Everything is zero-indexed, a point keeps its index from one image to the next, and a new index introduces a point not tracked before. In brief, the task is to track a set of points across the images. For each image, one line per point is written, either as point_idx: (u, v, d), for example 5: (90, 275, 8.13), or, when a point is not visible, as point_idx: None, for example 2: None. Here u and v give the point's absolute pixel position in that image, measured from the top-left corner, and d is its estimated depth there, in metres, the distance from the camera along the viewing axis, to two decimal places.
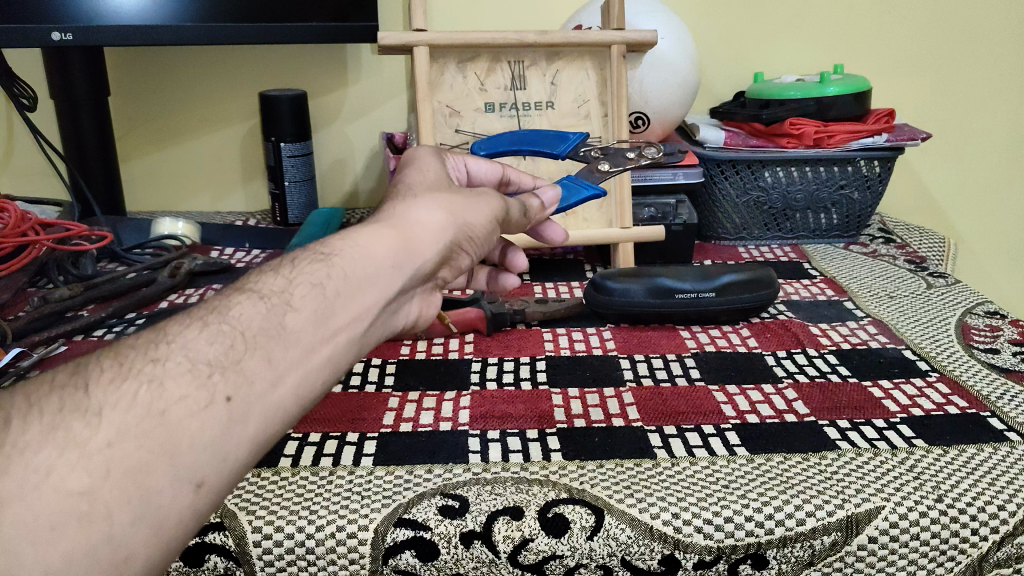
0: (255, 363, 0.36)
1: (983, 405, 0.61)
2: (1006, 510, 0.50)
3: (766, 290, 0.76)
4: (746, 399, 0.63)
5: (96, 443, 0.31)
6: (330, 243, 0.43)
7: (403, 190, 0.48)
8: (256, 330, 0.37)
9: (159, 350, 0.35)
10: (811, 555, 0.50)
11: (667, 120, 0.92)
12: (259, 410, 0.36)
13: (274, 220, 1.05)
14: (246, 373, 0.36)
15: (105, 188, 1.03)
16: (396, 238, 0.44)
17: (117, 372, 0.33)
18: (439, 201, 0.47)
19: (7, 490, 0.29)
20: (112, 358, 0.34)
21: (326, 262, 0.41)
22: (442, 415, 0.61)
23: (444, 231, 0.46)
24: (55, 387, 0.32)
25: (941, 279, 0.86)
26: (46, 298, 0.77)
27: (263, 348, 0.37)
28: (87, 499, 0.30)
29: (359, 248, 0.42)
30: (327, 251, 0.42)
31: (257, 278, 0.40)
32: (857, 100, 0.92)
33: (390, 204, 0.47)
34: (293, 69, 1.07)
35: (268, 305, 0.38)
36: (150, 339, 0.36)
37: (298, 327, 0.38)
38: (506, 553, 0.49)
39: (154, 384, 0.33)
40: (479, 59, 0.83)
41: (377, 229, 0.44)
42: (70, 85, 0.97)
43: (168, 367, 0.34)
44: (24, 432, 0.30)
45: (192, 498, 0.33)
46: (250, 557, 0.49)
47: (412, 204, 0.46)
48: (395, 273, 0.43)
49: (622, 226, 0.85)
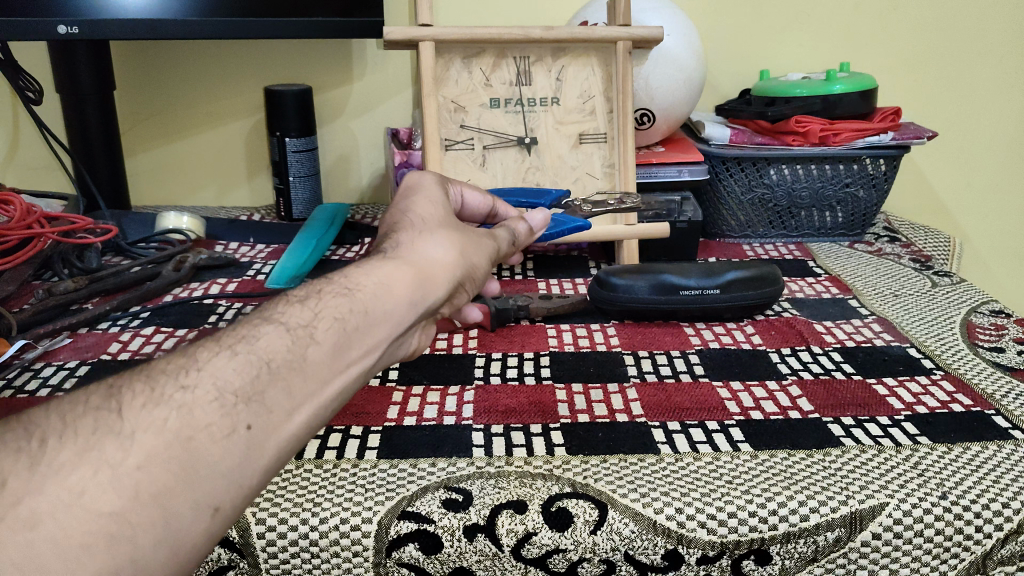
0: (278, 388, 0.36)
1: (988, 403, 0.61)
2: (1010, 508, 0.50)
3: (771, 287, 0.76)
4: (750, 396, 0.63)
5: (126, 465, 0.31)
6: (350, 275, 0.42)
7: (413, 223, 0.47)
8: (280, 361, 0.36)
9: (189, 377, 0.35)
10: (815, 551, 0.50)
11: (673, 116, 0.92)
12: (278, 436, 0.35)
13: (278, 214, 1.05)
14: (267, 402, 0.35)
15: (110, 182, 1.03)
16: (413, 275, 0.43)
17: (149, 396, 0.33)
18: (450, 239, 0.46)
19: (40, 509, 0.29)
20: (144, 380, 0.34)
21: (348, 296, 0.40)
22: (445, 409, 0.61)
23: (455, 270, 0.45)
24: (91, 410, 0.33)
25: (946, 278, 0.86)
26: (51, 290, 0.77)
27: (287, 374, 0.36)
28: (116, 520, 0.30)
29: (380, 283, 0.41)
30: (350, 285, 0.41)
31: (282, 308, 0.39)
32: (862, 98, 0.92)
33: (401, 236, 0.46)
34: (298, 64, 1.07)
35: (293, 332, 0.38)
36: (181, 364, 0.35)
37: (319, 360, 0.37)
38: (509, 547, 0.49)
39: (183, 411, 0.33)
40: (485, 54, 0.83)
41: (395, 266, 0.43)
42: (76, 78, 0.97)
43: (196, 395, 0.34)
44: (59, 452, 0.31)
45: (209, 523, 0.32)
46: (254, 549, 0.49)
47: (427, 236, 0.45)
48: (412, 310, 0.42)
49: (626, 224, 0.85)
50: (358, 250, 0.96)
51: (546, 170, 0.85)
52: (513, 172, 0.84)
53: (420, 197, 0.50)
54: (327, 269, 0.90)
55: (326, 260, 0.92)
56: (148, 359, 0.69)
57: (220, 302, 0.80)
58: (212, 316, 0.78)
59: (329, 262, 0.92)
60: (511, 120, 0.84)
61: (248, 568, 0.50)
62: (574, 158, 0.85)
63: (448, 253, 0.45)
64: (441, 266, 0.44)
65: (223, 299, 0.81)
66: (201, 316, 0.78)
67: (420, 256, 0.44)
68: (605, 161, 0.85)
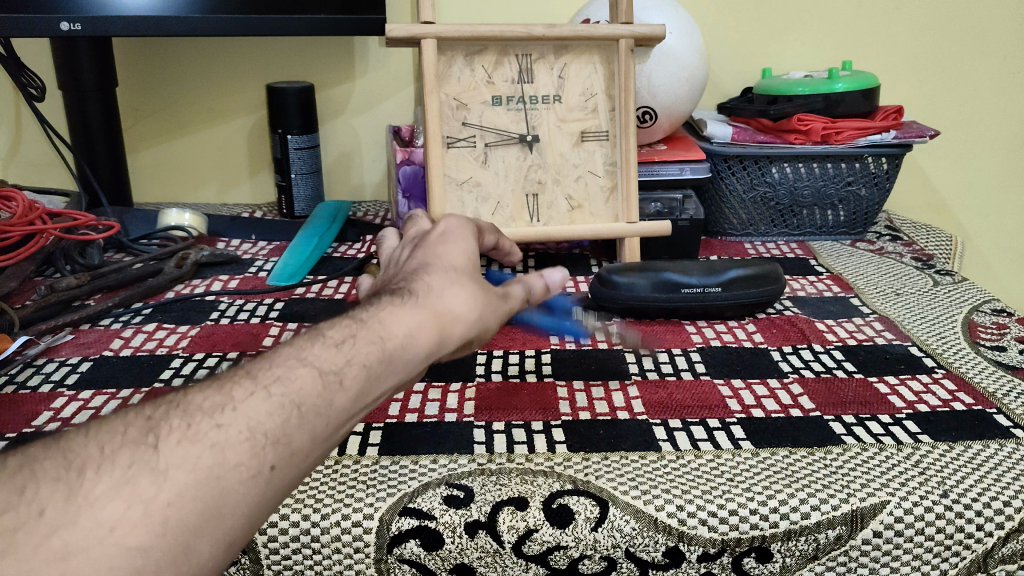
0: (303, 431, 0.36)
1: (989, 402, 0.61)
2: (1010, 507, 0.50)
3: (772, 285, 0.76)
4: (751, 394, 0.63)
5: (158, 501, 0.32)
6: (381, 317, 0.41)
7: (439, 269, 0.46)
8: (309, 404, 0.37)
9: (223, 415, 0.35)
10: (815, 549, 0.50)
11: (674, 115, 0.92)
12: (296, 474, 0.36)
13: (280, 211, 1.05)
14: (292, 444, 0.36)
15: (112, 179, 1.03)
16: (434, 330, 0.42)
17: (184, 433, 0.34)
18: (476, 292, 0.45)
19: (73, 542, 0.30)
20: (180, 415, 0.35)
21: (378, 344, 0.40)
22: (447, 406, 0.61)
23: (474, 325, 0.44)
24: (127, 443, 0.33)
25: (948, 276, 0.86)
26: (53, 287, 0.77)
27: (313, 418, 0.37)
28: (141, 555, 0.31)
29: (405, 334, 0.41)
30: (380, 331, 0.41)
31: (311, 342, 0.40)
32: (865, 97, 0.92)
33: (425, 280, 0.45)
34: (300, 61, 1.07)
35: (324, 377, 0.38)
36: (217, 401, 0.36)
37: (343, 405, 0.38)
38: (511, 543, 0.49)
39: (217, 449, 0.34)
40: (487, 51, 0.83)
41: (420, 316, 0.42)
42: (78, 75, 0.97)
43: (229, 434, 0.34)
44: (95, 485, 0.32)
45: (223, 556, 0.33)
46: (256, 544, 0.49)
47: (458, 283, 0.45)
48: (424, 363, 0.42)
49: (628, 221, 0.85)
50: (359, 247, 0.96)
51: (547, 167, 0.85)
52: (515, 170, 0.85)
53: (456, 243, 0.49)
54: (329, 266, 0.90)
55: (327, 258, 0.92)
56: (150, 355, 0.69)
57: (222, 299, 0.81)
58: (214, 313, 0.78)
59: (331, 259, 0.92)
60: (513, 118, 0.84)
61: (250, 563, 0.50)
62: (576, 156, 0.85)
63: (474, 306, 0.44)
64: (464, 319, 0.43)
65: (225, 295, 0.81)
66: (203, 312, 0.78)
67: (444, 300, 0.43)
68: (607, 158, 0.86)
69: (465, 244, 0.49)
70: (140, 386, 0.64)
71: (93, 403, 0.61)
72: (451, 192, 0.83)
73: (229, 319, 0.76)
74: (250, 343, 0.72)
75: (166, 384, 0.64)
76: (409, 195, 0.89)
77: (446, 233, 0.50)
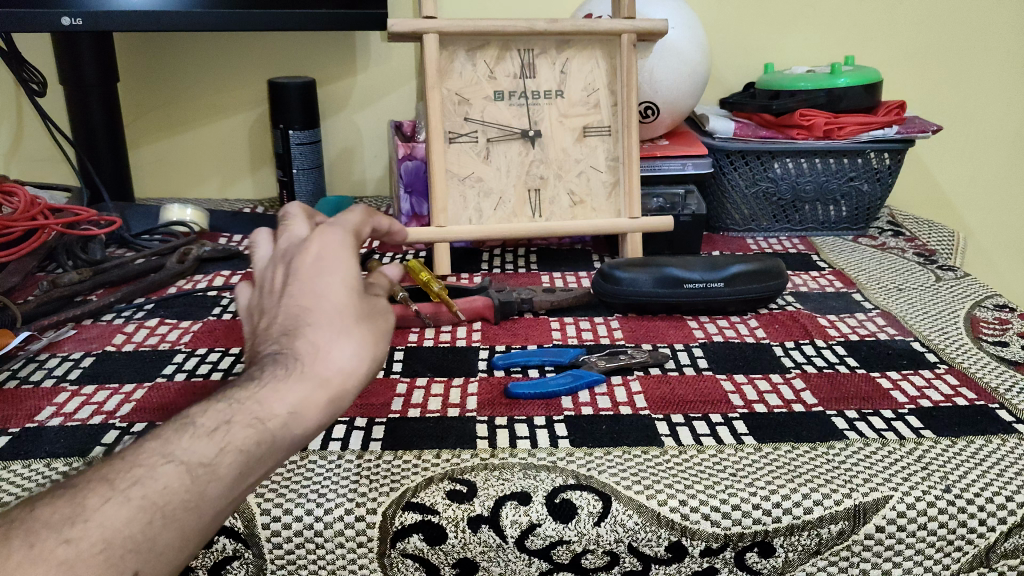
0: (169, 530, 0.36)
1: (992, 397, 0.61)
2: (1014, 501, 0.50)
3: (775, 281, 0.76)
4: (754, 389, 0.63)
5: None
6: (260, 397, 0.39)
7: (317, 318, 0.41)
8: (176, 503, 0.36)
9: (73, 528, 0.34)
10: (818, 544, 0.50)
11: (677, 110, 0.92)
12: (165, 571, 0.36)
13: (282, 207, 1.05)
14: (156, 545, 0.35)
15: (114, 174, 1.03)
16: (322, 400, 0.40)
17: (26, 554, 0.33)
18: (361, 338, 0.41)
19: None
20: (24, 534, 0.33)
21: (258, 426, 0.39)
22: (450, 401, 0.61)
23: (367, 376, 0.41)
24: None
25: (950, 272, 0.86)
26: (56, 282, 0.77)
27: (180, 515, 0.36)
28: None
29: (292, 412, 0.39)
30: (260, 415, 0.39)
31: (176, 431, 0.38)
32: (867, 92, 0.91)
33: (305, 337, 0.41)
34: (302, 57, 1.07)
35: (192, 473, 0.37)
36: (68, 513, 0.34)
37: (218, 495, 0.37)
38: (514, 538, 0.49)
39: (66, 568, 0.33)
40: (489, 47, 0.83)
41: (303, 388, 0.40)
42: (80, 70, 0.97)
43: (81, 550, 0.33)
44: None
45: None
46: (259, 539, 0.49)
47: (342, 332, 0.41)
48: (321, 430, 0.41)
49: (630, 217, 0.85)
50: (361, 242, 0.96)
51: (550, 162, 0.85)
52: (517, 165, 0.84)
53: (333, 269, 0.43)
54: None
55: None
56: (152, 350, 0.69)
57: (224, 294, 0.81)
58: (216, 308, 0.78)
59: None
60: (515, 113, 0.84)
61: (253, 558, 0.50)
62: (578, 152, 0.85)
63: (364, 357, 0.41)
64: (356, 378, 0.41)
65: (227, 290, 0.81)
66: (205, 307, 0.78)
67: (328, 364, 0.40)
68: (609, 154, 0.86)
69: (342, 268, 0.43)
70: (143, 381, 0.64)
71: (96, 398, 0.61)
72: (453, 187, 0.83)
73: (231, 315, 0.76)
74: None
75: (168, 379, 0.64)
76: (411, 190, 0.89)
77: (320, 259, 0.44)
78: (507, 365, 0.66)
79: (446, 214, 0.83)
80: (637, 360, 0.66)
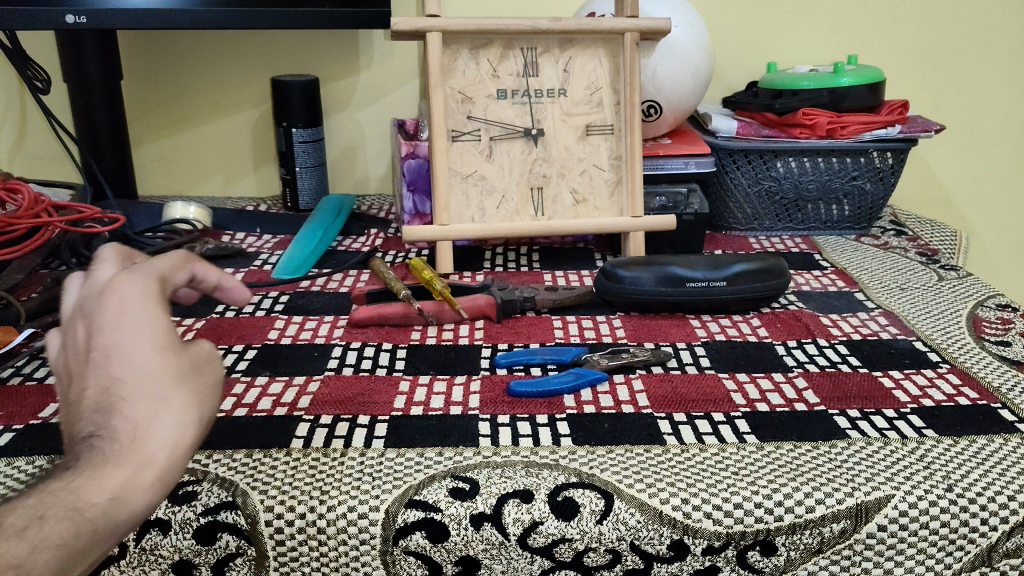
0: None
1: (994, 396, 0.61)
2: (1015, 501, 0.51)
3: (778, 280, 0.75)
4: (756, 388, 0.63)
5: None
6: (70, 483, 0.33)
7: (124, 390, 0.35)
8: None
9: None
10: (820, 543, 0.50)
11: (680, 108, 0.92)
12: None
13: (284, 205, 1.05)
14: None
15: (117, 172, 1.03)
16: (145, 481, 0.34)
17: None
18: (184, 402, 0.36)
19: None
20: None
21: (75, 516, 0.33)
22: (452, 399, 0.61)
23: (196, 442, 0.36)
24: None
25: (953, 272, 0.86)
26: (59, 280, 0.77)
27: None
28: None
29: (114, 498, 0.34)
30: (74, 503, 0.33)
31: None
32: (871, 91, 0.91)
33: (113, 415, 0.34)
34: (305, 55, 1.07)
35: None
36: None
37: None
38: (516, 536, 0.50)
39: None
40: (492, 45, 0.83)
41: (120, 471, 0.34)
42: (83, 67, 0.97)
43: None
44: None
45: None
46: (262, 536, 0.49)
47: (159, 400, 0.35)
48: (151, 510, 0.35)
49: (633, 215, 0.85)
50: (364, 240, 0.96)
51: (553, 161, 0.85)
52: (520, 164, 0.84)
53: (137, 325, 0.37)
54: (333, 259, 0.90)
55: (332, 251, 0.92)
56: None
57: None
58: (219, 306, 0.78)
59: (335, 252, 0.92)
60: (518, 111, 0.84)
61: (256, 555, 0.50)
62: (581, 150, 0.85)
63: (188, 424, 0.35)
64: (183, 450, 0.35)
65: None
66: (208, 305, 0.78)
67: (149, 440, 0.34)
68: (612, 152, 0.86)
69: (149, 322, 0.37)
70: None
71: None
72: (455, 185, 0.83)
73: (234, 312, 0.77)
74: (255, 336, 0.72)
75: None
76: (414, 188, 0.89)
77: (121, 311, 0.37)
78: (509, 364, 0.66)
79: (448, 211, 0.83)
80: (639, 358, 0.66)
